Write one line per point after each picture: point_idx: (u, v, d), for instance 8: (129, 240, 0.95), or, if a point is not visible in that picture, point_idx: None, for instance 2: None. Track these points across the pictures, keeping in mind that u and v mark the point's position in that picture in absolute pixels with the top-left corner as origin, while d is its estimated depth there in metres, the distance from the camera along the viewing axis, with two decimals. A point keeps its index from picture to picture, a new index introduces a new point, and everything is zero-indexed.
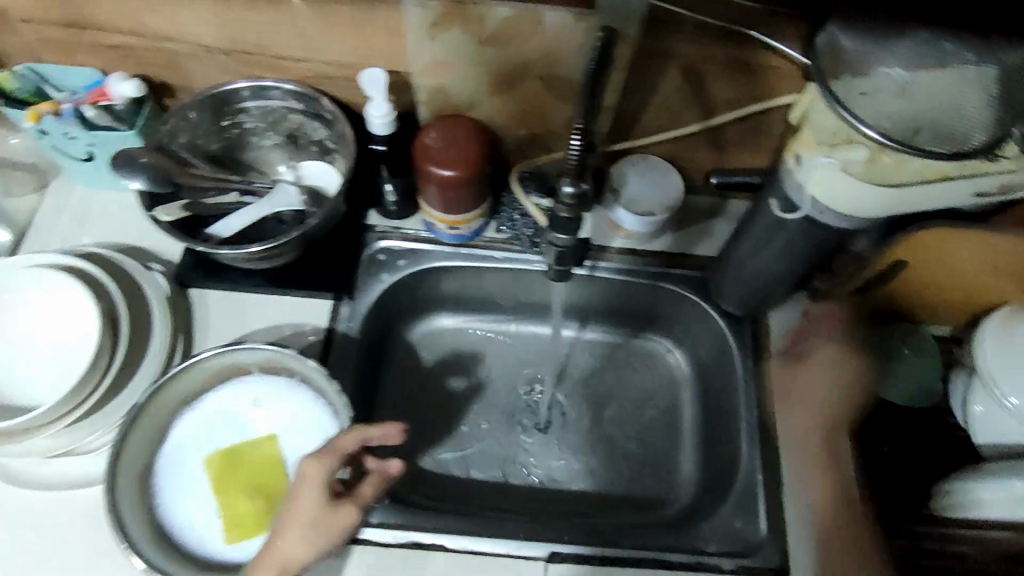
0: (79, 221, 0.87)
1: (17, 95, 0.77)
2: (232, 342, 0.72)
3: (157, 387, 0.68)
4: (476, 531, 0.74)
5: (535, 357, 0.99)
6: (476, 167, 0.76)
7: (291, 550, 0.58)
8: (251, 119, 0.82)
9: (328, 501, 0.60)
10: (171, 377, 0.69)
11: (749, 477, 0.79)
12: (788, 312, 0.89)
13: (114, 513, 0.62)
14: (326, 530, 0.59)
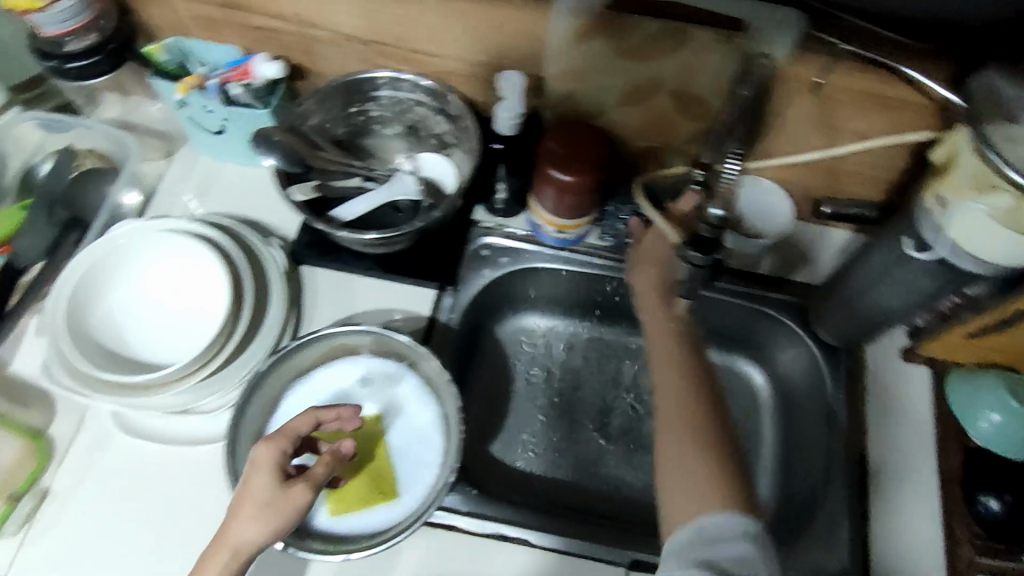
0: (202, 190, 0.90)
1: (163, 67, 0.81)
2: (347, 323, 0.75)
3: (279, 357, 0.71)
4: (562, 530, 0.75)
5: (615, 370, 0.97)
6: (598, 175, 0.77)
7: (236, 538, 0.57)
8: (379, 108, 0.84)
9: (281, 482, 0.59)
10: (293, 349, 0.72)
11: (837, 509, 0.79)
12: (886, 348, 0.87)
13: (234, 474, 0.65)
14: (282, 509, 0.58)
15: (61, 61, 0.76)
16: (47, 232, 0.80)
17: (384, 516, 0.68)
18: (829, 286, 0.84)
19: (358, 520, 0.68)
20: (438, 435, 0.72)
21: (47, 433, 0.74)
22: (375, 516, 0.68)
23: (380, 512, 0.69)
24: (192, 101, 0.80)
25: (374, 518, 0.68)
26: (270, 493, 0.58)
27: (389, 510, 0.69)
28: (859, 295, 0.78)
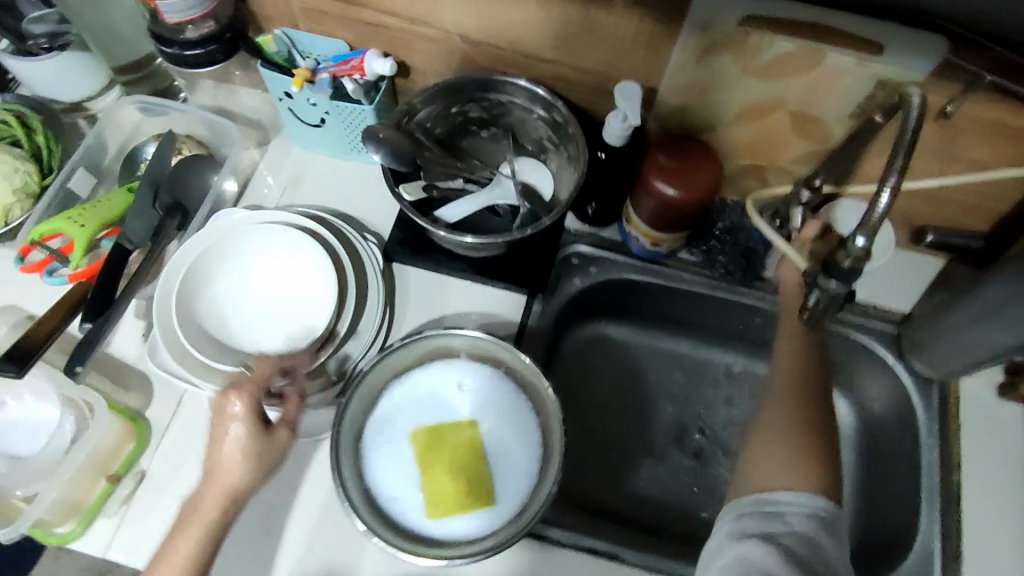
0: (296, 180, 0.90)
1: (272, 57, 0.81)
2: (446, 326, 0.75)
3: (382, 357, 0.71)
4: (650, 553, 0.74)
5: (693, 387, 0.96)
6: (705, 190, 0.76)
7: (224, 480, 0.63)
8: (481, 110, 0.84)
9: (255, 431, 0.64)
10: (395, 349, 0.72)
11: (926, 546, 0.77)
12: (982, 383, 0.85)
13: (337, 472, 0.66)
14: (256, 458, 0.64)
15: (179, 48, 0.77)
16: (150, 217, 0.81)
17: (480, 522, 0.68)
18: (926, 316, 0.83)
19: (453, 525, 0.68)
20: (534, 445, 0.72)
21: (144, 416, 0.75)
22: (471, 521, 0.68)
23: (475, 518, 0.68)
24: (298, 94, 0.80)
25: (468, 523, 0.68)
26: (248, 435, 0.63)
27: (484, 518, 0.68)
28: (964, 330, 0.76)
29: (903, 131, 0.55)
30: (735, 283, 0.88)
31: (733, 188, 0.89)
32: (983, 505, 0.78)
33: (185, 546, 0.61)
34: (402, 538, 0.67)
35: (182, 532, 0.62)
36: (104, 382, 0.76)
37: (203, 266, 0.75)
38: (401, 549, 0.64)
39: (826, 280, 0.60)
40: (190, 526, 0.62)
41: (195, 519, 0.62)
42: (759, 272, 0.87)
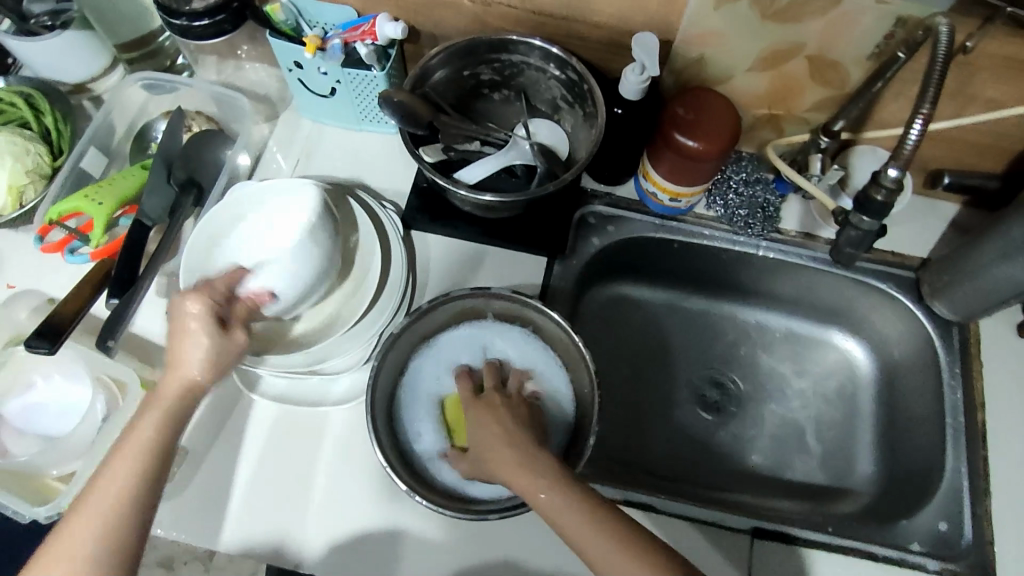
0: (307, 152, 0.89)
1: (280, 26, 0.80)
2: (472, 291, 0.75)
3: (411, 320, 0.71)
4: (683, 501, 0.77)
5: (712, 344, 0.99)
6: (725, 143, 0.75)
7: (181, 379, 0.62)
8: (494, 71, 0.83)
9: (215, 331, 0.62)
10: (422, 312, 0.72)
11: (955, 483, 0.79)
12: (1000, 323, 0.86)
13: (375, 434, 0.67)
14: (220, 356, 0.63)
15: (188, 19, 0.76)
16: (166, 193, 0.80)
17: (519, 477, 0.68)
18: (947, 258, 0.83)
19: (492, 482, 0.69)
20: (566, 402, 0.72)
21: None
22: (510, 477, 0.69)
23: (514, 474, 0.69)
24: (309, 62, 0.79)
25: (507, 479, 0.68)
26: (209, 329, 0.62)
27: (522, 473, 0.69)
28: (986, 270, 0.77)
29: (931, 71, 0.61)
30: (752, 236, 0.89)
31: (749, 139, 0.88)
32: (1006, 441, 0.80)
33: (139, 446, 0.58)
34: (442, 497, 0.67)
35: (139, 430, 0.59)
36: (129, 359, 0.76)
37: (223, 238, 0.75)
38: (442, 505, 0.64)
39: (859, 217, 0.69)
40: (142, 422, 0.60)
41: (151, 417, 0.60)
42: (775, 223, 0.88)
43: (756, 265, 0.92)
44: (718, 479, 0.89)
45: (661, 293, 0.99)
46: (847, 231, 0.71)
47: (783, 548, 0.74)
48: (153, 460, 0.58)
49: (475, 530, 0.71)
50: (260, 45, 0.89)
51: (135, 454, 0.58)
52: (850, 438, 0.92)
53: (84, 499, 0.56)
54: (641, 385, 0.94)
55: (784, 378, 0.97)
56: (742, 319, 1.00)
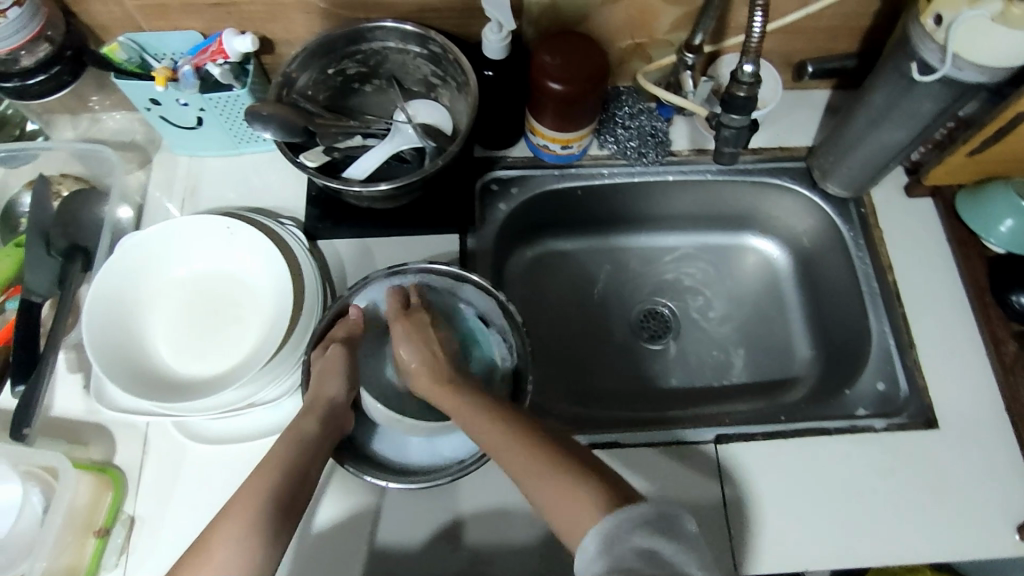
0: (191, 188, 0.86)
1: (124, 65, 0.76)
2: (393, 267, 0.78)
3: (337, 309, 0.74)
4: (649, 426, 0.79)
5: (640, 277, 1.02)
6: (594, 79, 0.76)
7: (325, 400, 0.67)
8: (357, 63, 0.82)
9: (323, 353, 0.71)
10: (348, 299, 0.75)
11: (883, 343, 0.84)
12: (890, 188, 0.91)
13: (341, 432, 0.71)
14: (332, 371, 0.69)
15: (20, 79, 0.73)
16: (50, 264, 0.79)
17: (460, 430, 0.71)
18: (828, 139, 0.87)
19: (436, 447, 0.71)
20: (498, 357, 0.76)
21: (114, 464, 0.74)
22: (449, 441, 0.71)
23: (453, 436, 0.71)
24: (164, 96, 0.76)
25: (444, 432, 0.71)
26: (342, 363, 0.70)
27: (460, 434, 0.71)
28: (862, 142, 0.81)
29: None
30: (650, 163, 0.91)
31: (622, 74, 0.90)
32: (919, 294, 0.85)
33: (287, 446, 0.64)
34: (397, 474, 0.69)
35: (290, 436, 0.64)
36: (58, 442, 0.74)
37: (127, 292, 0.74)
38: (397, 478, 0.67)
39: (729, 117, 0.74)
40: (283, 446, 0.64)
41: (288, 442, 0.64)
42: (667, 147, 0.90)
43: (658, 191, 0.94)
44: (672, 402, 0.92)
45: (578, 241, 1.01)
46: (722, 132, 0.76)
47: (745, 445, 0.77)
48: (293, 479, 0.61)
49: (451, 510, 0.72)
50: (111, 91, 0.85)
51: (279, 473, 0.61)
52: (784, 329, 0.97)
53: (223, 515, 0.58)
54: (580, 332, 0.97)
55: (710, 291, 1.01)
56: (660, 246, 1.03)
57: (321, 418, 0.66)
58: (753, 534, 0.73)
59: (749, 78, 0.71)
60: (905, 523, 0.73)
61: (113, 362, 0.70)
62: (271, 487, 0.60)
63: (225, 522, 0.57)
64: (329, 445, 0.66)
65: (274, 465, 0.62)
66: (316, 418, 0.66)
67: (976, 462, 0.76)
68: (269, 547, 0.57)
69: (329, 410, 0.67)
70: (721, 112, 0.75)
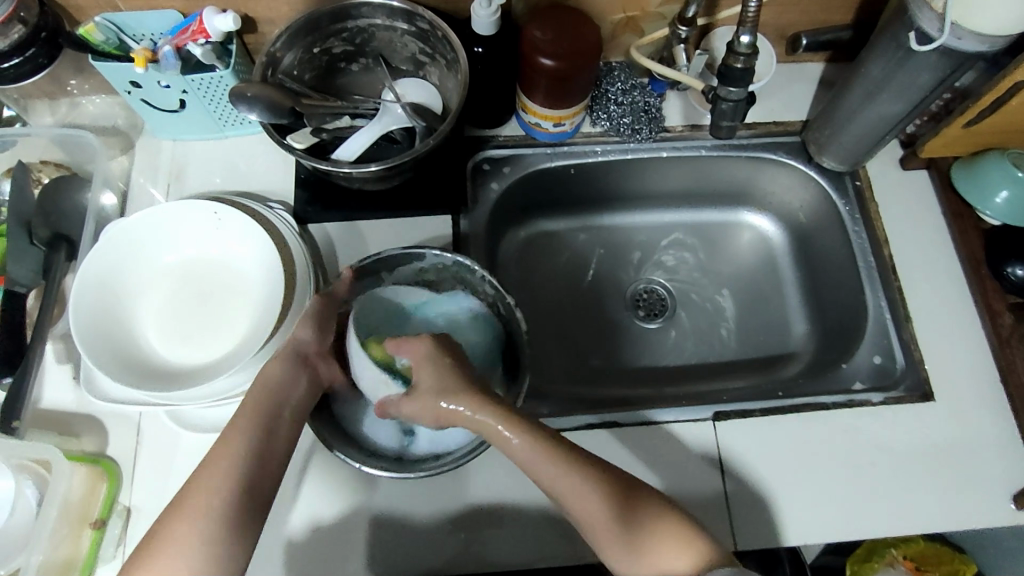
0: (177, 173, 0.84)
1: (101, 47, 0.73)
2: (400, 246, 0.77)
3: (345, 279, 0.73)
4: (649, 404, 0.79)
5: (635, 256, 1.01)
6: (588, 54, 0.75)
7: (293, 344, 0.65)
8: (343, 41, 0.79)
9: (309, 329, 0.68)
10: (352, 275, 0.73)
11: (879, 318, 0.84)
12: (885, 161, 0.90)
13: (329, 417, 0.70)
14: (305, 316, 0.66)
15: None
16: (34, 254, 0.78)
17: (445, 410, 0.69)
18: (824, 112, 0.86)
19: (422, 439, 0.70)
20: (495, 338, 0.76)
21: (107, 456, 0.72)
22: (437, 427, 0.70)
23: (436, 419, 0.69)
24: (145, 78, 0.74)
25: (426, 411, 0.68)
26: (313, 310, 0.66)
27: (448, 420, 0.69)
28: (858, 114, 0.80)
29: None
30: (643, 140, 0.89)
31: (613, 48, 0.89)
32: (915, 268, 0.84)
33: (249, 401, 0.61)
34: (386, 462, 0.69)
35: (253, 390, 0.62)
36: (49, 435, 0.72)
37: (114, 280, 0.73)
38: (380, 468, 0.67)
39: (727, 90, 0.73)
40: (256, 392, 0.62)
41: (262, 387, 0.62)
42: (660, 123, 0.89)
43: (652, 167, 0.93)
44: (669, 380, 0.92)
45: (571, 219, 1.00)
46: (719, 105, 0.75)
47: (742, 422, 0.77)
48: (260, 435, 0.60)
49: (452, 496, 0.72)
50: (90, 75, 0.83)
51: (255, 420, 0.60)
52: (781, 305, 0.97)
53: (201, 469, 0.57)
54: (576, 311, 0.96)
55: (705, 267, 1.01)
56: (654, 223, 1.02)
57: (291, 362, 0.64)
58: (752, 510, 0.73)
59: (746, 49, 0.70)
60: (903, 496, 0.74)
61: (102, 352, 0.68)
62: (250, 436, 0.59)
63: (192, 486, 0.56)
64: (303, 385, 0.64)
65: (247, 412, 0.61)
66: (281, 362, 0.63)
67: (971, 434, 0.76)
68: (235, 496, 0.56)
69: (297, 355, 0.65)
70: (718, 86, 0.74)
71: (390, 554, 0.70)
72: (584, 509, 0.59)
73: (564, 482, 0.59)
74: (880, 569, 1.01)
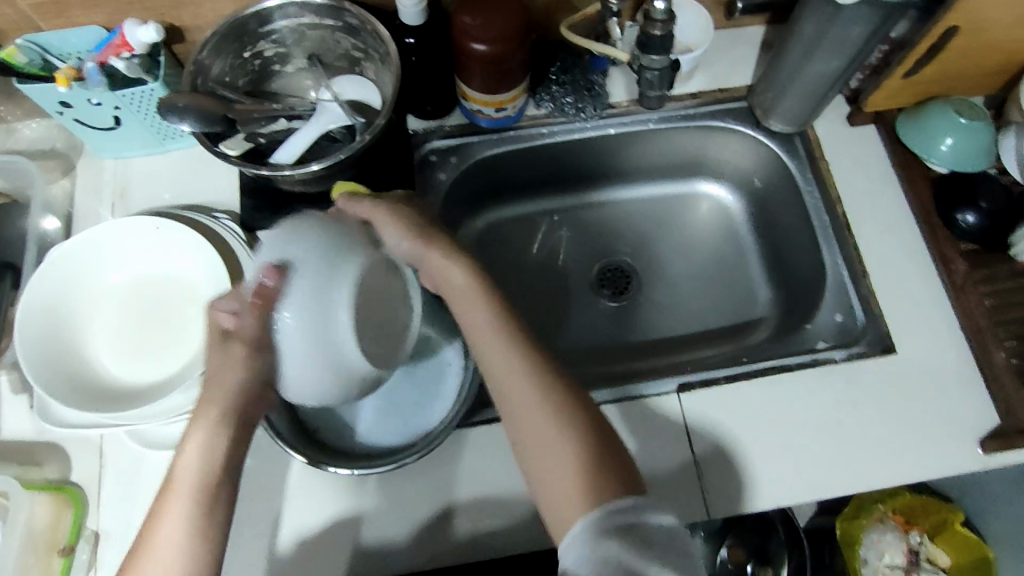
0: (120, 192, 0.83)
1: (25, 69, 0.72)
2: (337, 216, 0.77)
3: None
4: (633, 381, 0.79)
5: (594, 236, 1.01)
6: (513, 35, 0.74)
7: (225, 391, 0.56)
8: (272, 42, 0.78)
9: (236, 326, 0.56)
10: None
11: (837, 276, 0.83)
12: (832, 118, 0.90)
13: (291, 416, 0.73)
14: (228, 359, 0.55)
15: None
16: None
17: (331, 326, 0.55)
18: (766, 76, 0.85)
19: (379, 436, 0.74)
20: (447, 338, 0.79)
21: (70, 481, 0.72)
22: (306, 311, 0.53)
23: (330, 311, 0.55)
24: (73, 96, 0.72)
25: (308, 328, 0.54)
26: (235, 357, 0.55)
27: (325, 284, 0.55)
28: (799, 72, 0.79)
29: None
30: (590, 118, 0.89)
31: (550, 29, 0.88)
32: (870, 222, 0.84)
33: (190, 468, 0.54)
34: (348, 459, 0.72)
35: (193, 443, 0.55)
36: (9, 466, 0.72)
37: (58, 306, 0.72)
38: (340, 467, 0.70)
39: (649, 59, 0.73)
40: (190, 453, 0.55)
41: (196, 454, 0.55)
42: (605, 99, 0.88)
43: (601, 146, 0.93)
44: (636, 354, 0.92)
45: (524, 206, 1.00)
46: (645, 75, 0.74)
47: (707, 391, 0.77)
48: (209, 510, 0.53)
49: (421, 494, 0.71)
50: (20, 101, 0.82)
51: (185, 497, 0.53)
52: (742, 273, 0.97)
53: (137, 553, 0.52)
54: (537, 296, 0.96)
55: (662, 243, 1.00)
56: (608, 204, 1.01)
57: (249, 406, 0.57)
58: (722, 478, 0.73)
59: (662, 14, 0.69)
60: (872, 451, 0.74)
61: (51, 378, 0.68)
62: (191, 509, 0.53)
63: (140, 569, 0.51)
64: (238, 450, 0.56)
65: (179, 486, 0.53)
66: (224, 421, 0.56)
67: (936, 383, 0.77)
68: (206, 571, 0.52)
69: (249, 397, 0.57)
70: (640, 55, 0.73)
71: (359, 555, 0.69)
72: (552, 477, 0.54)
73: (525, 420, 0.56)
74: (869, 525, 1.01)
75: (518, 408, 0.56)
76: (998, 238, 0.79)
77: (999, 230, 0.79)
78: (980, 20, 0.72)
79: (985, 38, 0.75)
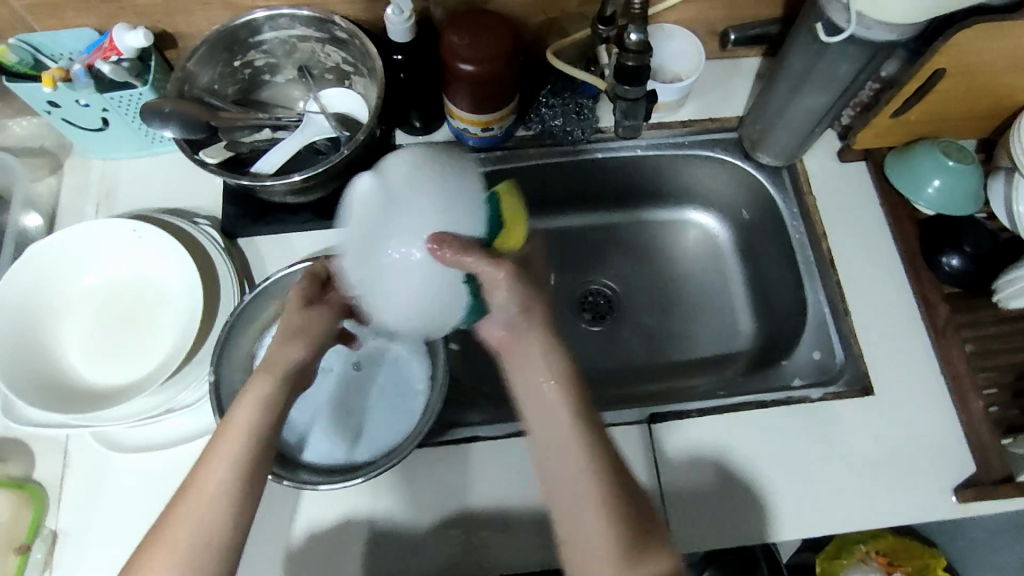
0: (105, 193, 0.83)
1: (15, 68, 0.73)
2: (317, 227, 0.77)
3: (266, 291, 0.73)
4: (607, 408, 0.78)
5: (579, 258, 1.00)
6: (498, 59, 0.74)
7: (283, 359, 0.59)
8: (262, 53, 0.79)
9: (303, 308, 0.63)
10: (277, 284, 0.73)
11: (818, 313, 0.82)
12: (823, 153, 0.89)
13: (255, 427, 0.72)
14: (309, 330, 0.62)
15: None
16: None
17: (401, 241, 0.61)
18: (756, 108, 0.85)
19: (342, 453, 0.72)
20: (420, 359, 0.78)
21: (33, 479, 0.72)
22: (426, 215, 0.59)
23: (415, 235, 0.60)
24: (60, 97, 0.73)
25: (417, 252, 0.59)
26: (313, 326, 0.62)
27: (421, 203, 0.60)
28: (787, 107, 0.79)
29: None
30: (578, 142, 0.89)
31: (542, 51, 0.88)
32: (855, 260, 0.83)
33: (237, 432, 0.56)
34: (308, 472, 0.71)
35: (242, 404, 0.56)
36: None
37: (31, 304, 0.72)
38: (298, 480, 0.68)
39: (624, 89, 0.73)
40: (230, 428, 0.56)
41: (248, 410, 0.56)
42: (595, 124, 0.88)
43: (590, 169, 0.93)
44: (613, 380, 0.92)
45: None
46: (619, 103, 0.75)
47: (679, 422, 0.76)
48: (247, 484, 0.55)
49: (382, 511, 0.71)
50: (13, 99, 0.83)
51: (231, 455, 0.55)
52: (726, 303, 0.96)
53: (170, 516, 0.54)
54: None
55: (648, 268, 1.00)
56: (595, 227, 1.01)
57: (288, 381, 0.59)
58: (687, 512, 0.72)
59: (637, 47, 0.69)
60: (842, 493, 0.73)
61: (18, 376, 0.68)
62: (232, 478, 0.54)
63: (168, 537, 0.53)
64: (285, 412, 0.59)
65: (220, 453, 0.55)
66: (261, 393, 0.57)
67: (912, 426, 0.75)
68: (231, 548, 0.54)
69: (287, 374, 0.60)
70: (617, 84, 0.74)
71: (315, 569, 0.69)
72: (593, 547, 0.53)
73: (577, 491, 0.54)
74: (849, 564, 0.98)
75: (573, 479, 0.54)
76: (982, 283, 0.78)
77: (983, 275, 0.78)
78: (968, 65, 0.71)
79: (975, 83, 0.74)
